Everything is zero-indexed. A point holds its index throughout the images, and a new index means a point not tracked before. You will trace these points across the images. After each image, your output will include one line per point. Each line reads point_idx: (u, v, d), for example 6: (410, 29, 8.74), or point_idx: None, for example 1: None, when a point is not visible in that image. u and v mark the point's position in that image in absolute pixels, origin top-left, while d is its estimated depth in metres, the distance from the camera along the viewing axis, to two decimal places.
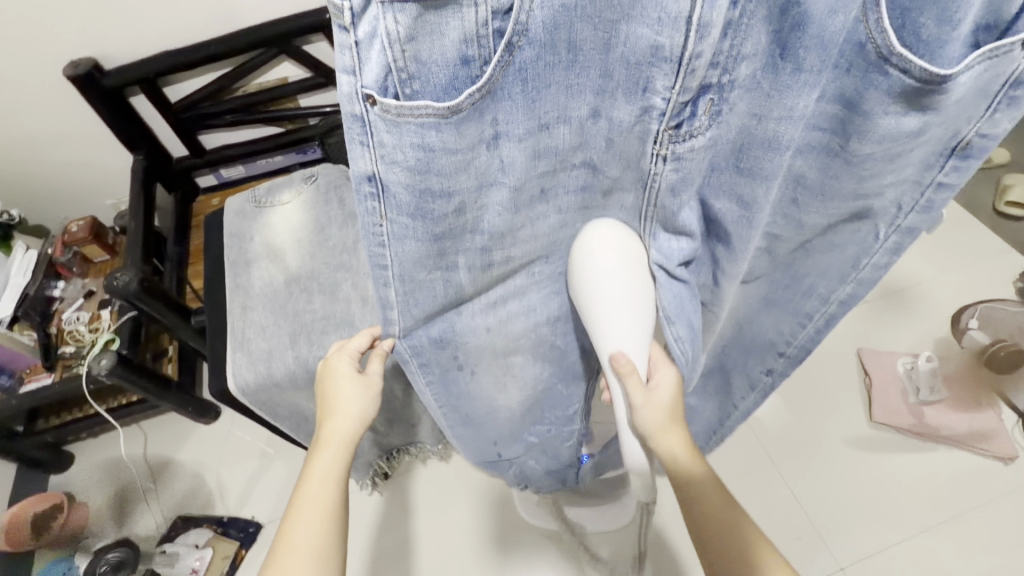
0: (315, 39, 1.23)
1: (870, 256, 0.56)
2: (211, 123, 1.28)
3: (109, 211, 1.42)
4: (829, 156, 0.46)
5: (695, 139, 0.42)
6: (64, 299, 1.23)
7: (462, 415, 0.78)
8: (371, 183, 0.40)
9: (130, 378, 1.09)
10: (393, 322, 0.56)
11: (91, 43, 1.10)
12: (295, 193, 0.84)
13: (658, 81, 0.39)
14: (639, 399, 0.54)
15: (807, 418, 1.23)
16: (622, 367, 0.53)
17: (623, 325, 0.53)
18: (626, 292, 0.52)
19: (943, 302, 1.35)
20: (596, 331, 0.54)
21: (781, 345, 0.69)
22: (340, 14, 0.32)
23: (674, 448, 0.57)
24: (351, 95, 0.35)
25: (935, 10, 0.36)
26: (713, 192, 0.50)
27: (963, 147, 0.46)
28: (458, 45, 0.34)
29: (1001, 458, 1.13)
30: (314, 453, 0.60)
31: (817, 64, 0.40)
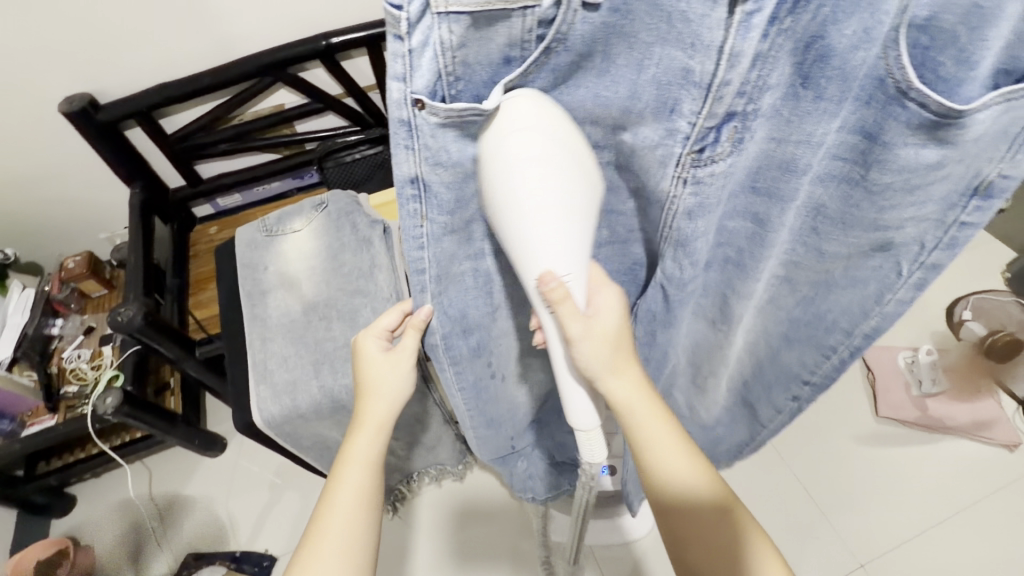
0: (310, 66, 1.24)
1: (893, 291, 0.53)
2: (206, 153, 1.28)
3: (104, 245, 1.40)
4: (849, 184, 0.47)
5: (716, 164, 0.45)
6: (63, 337, 1.21)
7: (486, 430, 0.78)
8: (414, 185, 0.42)
9: (136, 415, 1.07)
10: (434, 331, 0.57)
11: (86, 78, 1.09)
12: (305, 221, 0.84)
13: (686, 105, 0.42)
14: (577, 332, 0.49)
15: (815, 415, 1.25)
16: (552, 293, 0.45)
17: (551, 243, 0.43)
18: (551, 194, 0.41)
19: (937, 296, 1.38)
20: (516, 248, 0.44)
21: (806, 375, 0.67)
22: (396, 25, 0.34)
23: (626, 386, 0.53)
24: (400, 102, 0.37)
25: (953, 51, 0.36)
26: (731, 214, 0.53)
27: (985, 186, 0.43)
28: (504, 48, 0.36)
29: (1005, 446, 1.16)
30: (350, 435, 0.60)
31: (838, 95, 0.40)
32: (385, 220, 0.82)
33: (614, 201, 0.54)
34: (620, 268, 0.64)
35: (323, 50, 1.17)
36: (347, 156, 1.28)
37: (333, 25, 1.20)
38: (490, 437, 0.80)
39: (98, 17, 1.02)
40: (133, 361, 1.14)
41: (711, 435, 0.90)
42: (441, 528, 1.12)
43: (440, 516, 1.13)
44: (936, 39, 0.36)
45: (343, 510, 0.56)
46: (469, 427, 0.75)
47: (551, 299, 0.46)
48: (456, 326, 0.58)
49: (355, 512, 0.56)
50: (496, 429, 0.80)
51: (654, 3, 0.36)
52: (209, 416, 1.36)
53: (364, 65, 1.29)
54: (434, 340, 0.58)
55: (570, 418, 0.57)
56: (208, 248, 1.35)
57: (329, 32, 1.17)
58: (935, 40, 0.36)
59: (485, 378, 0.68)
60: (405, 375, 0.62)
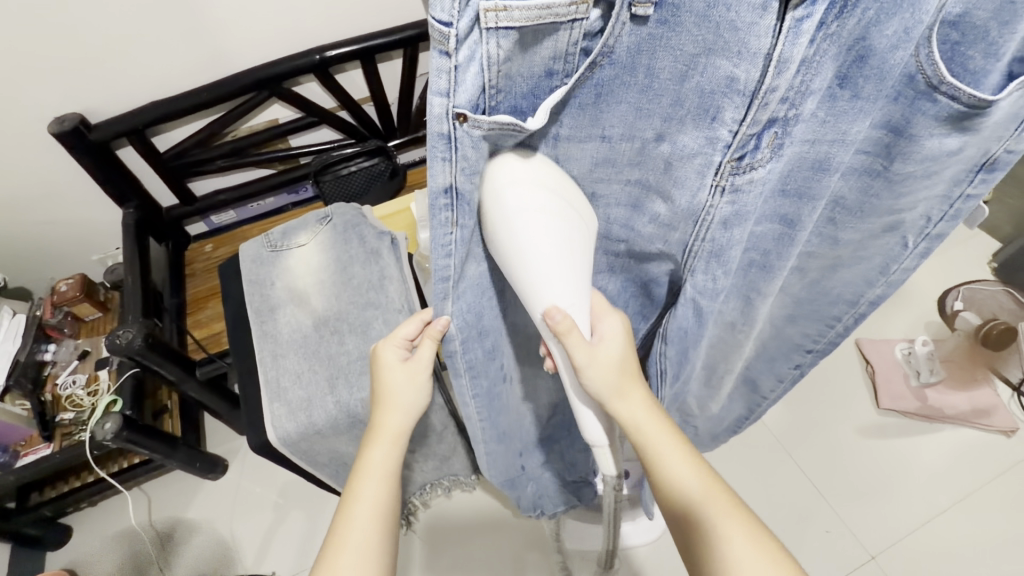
0: (304, 80, 1.24)
1: (899, 263, 0.57)
2: (202, 170, 1.26)
3: (96, 267, 1.37)
4: (870, 176, 0.49)
5: (755, 171, 0.45)
6: (56, 363, 1.18)
7: (495, 445, 0.76)
8: (448, 196, 0.41)
9: (136, 440, 1.03)
10: (453, 339, 0.56)
11: (77, 98, 1.07)
12: (310, 234, 0.83)
13: (728, 113, 0.42)
14: (582, 361, 0.51)
15: (818, 410, 1.26)
16: (559, 326, 0.47)
17: (561, 279, 0.46)
18: (554, 236, 0.45)
19: (928, 287, 1.42)
20: (523, 288, 0.47)
21: (809, 344, 0.70)
22: (443, 40, 0.33)
23: (632, 405, 0.55)
24: (441, 116, 0.36)
25: (983, 45, 0.39)
26: (760, 219, 0.52)
27: (991, 163, 0.47)
28: (547, 61, 0.37)
29: (1004, 431, 1.19)
30: (364, 448, 0.59)
31: (873, 94, 0.42)
32: (392, 231, 0.82)
33: (634, 221, 0.54)
34: (632, 283, 0.65)
35: (318, 64, 1.16)
36: (343, 169, 1.27)
37: (326, 39, 1.21)
38: (500, 452, 0.78)
39: (90, 35, 1.00)
40: (131, 387, 1.10)
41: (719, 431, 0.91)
42: (457, 544, 1.11)
43: (456, 529, 1.12)
44: (966, 35, 0.39)
45: (361, 520, 0.54)
46: (479, 441, 0.73)
47: (559, 333, 0.48)
48: (471, 333, 0.57)
49: (369, 528, 0.54)
50: (506, 445, 0.79)
51: (704, 15, 0.37)
52: (209, 437, 1.33)
53: (358, 78, 1.29)
54: (451, 348, 0.57)
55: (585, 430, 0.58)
56: (206, 267, 1.33)
57: (323, 46, 1.17)
58: (965, 35, 0.39)
59: (497, 388, 0.67)
60: (422, 388, 0.61)
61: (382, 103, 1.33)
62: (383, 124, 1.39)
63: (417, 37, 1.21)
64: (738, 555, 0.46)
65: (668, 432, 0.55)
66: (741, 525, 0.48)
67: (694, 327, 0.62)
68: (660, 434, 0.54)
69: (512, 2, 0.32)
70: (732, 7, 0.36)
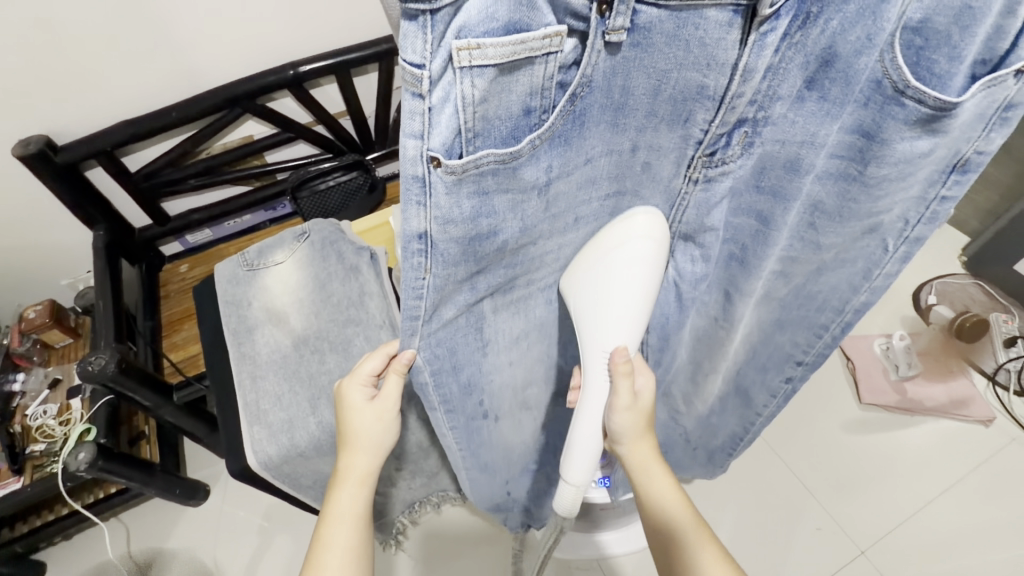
0: (278, 95, 1.22)
1: (880, 267, 0.57)
2: (175, 189, 1.24)
3: (66, 291, 1.33)
4: (847, 180, 0.49)
5: (727, 165, 0.47)
6: (26, 393, 1.14)
7: (480, 463, 0.75)
8: (421, 241, 0.40)
9: (113, 470, 1.00)
10: (421, 369, 0.54)
11: (43, 119, 1.04)
12: (288, 252, 0.82)
13: (699, 115, 0.43)
14: (622, 402, 0.56)
15: (801, 406, 1.27)
16: (620, 365, 0.54)
17: (629, 323, 0.53)
18: (638, 292, 0.51)
19: (902, 282, 1.45)
20: (591, 326, 0.54)
21: (799, 355, 0.70)
22: (416, 82, 0.32)
23: (642, 452, 0.60)
24: (415, 159, 0.35)
25: (945, 48, 0.39)
26: (736, 211, 0.54)
27: (962, 163, 0.48)
28: (524, 98, 0.36)
29: (981, 421, 1.22)
30: (331, 491, 0.58)
31: (840, 96, 0.43)
32: (371, 245, 0.80)
33: None
34: None
35: (292, 80, 1.16)
36: (320, 184, 1.26)
37: (299, 55, 1.20)
38: (483, 478, 0.79)
39: (54, 55, 0.98)
40: (106, 413, 1.07)
41: (700, 431, 0.91)
42: (450, 552, 1.10)
43: (448, 538, 1.11)
44: (930, 39, 0.39)
45: (335, 566, 0.54)
46: (464, 458, 0.72)
47: (617, 370, 0.54)
48: (444, 364, 0.55)
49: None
50: (489, 471, 0.79)
51: (674, 34, 0.37)
52: (189, 462, 1.30)
53: (333, 92, 1.28)
54: (421, 379, 0.55)
55: (564, 469, 0.60)
56: (181, 288, 1.30)
57: (297, 62, 1.17)
58: (928, 38, 0.39)
59: (481, 410, 0.66)
60: (390, 426, 0.60)
61: (358, 116, 1.32)
62: (360, 138, 1.38)
63: (391, 51, 1.21)
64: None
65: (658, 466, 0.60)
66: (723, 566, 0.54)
67: (675, 313, 0.67)
68: (660, 478, 0.60)
69: (486, 40, 0.31)
70: (701, 25, 0.37)
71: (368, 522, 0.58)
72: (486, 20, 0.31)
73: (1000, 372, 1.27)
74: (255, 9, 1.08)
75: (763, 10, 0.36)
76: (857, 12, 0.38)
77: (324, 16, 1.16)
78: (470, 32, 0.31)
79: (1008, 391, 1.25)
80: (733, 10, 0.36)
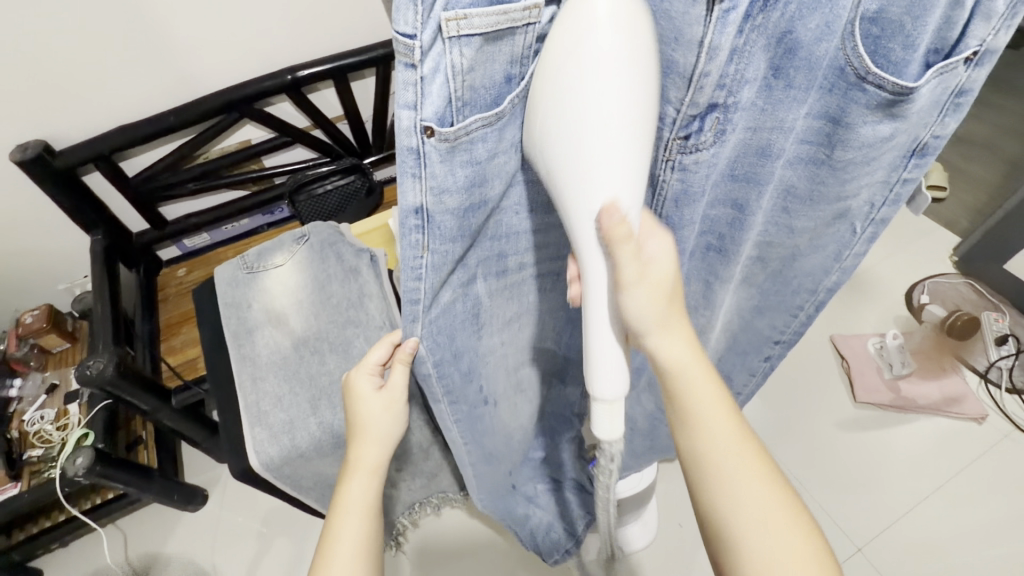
0: (276, 100, 1.23)
1: (850, 249, 0.61)
2: (173, 194, 1.24)
3: (63, 297, 1.33)
4: (816, 165, 0.51)
5: (700, 153, 0.45)
6: (22, 400, 1.14)
7: (484, 453, 0.76)
8: (418, 216, 0.39)
9: (110, 475, 0.99)
10: (424, 359, 0.54)
11: (38, 125, 1.04)
12: (287, 255, 0.82)
13: (671, 92, 0.41)
14: (631, 277, 0.39)
15: (797, 406, 1.28)
16: (613, 230, 0.37)
17: (625, 167, 0.36)
18: (623, 108, 0.34)
19: (893, 282, 1.47)
20: (571, 177, 0.37)
21: (776, 335, 0.74)
22: (408, 53, 0.31)
23: (680, 351, 0.45)
24: (409, 129, 0.34)
25: (901, 38, 0.40)
26: (714, 203, 0.54)
27: (920, 148, 0.50)
28: (505, 66, 0.35)
29: (974, 419, 1.23)
30: (340, 483, 0.58)
31: (805, 83, 0.44)
32: (370, 248, 0.81)
33: None
34: None
35: (290, 84, 1.17)
36: (319, 188, 1.28)
37: (296, 59, 1.21)
38: (487, 471, 0.79)
39: (52, 61, 0.99)
40: (104, 417, 1.08)
41: None
42: (456, 551, 1.10)
43: (452, 538, 1.12)
44: (885, 29, 0.40)
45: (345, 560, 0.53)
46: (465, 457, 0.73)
47: (612, 240, 0.37)
48: (445, 355, 0.55)
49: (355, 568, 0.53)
50: (492, 457, 0.79)
51: None
52: (186, 467, 1.29)
53: (330, 97, 1.29)
54: (424, 370, 0.55)
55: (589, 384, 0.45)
56: (179, 292, 1.31)
57: (294, 66, 1.18)
58: (884, 30, 0.40)
59: (479, 405, 0.67)
60: (398, 416, 0.61)
61: (353, 118, 1.33)
62: (357, 142, 1.39)
63: (388, 56, 1.22)
64: (757, 517, 0.44)
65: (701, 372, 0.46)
66: (764, 486, 0.45)
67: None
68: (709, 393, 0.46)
69: (472, 9, 0.31)
70: None
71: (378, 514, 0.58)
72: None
73: (992, 370, 1.29)
74: (250, 14, 1.09)
75: None
76: None
77: (319, 22, 1.17)
78: (457, 3, 0.31)
79: (1000, 388, 1.27)
80: None
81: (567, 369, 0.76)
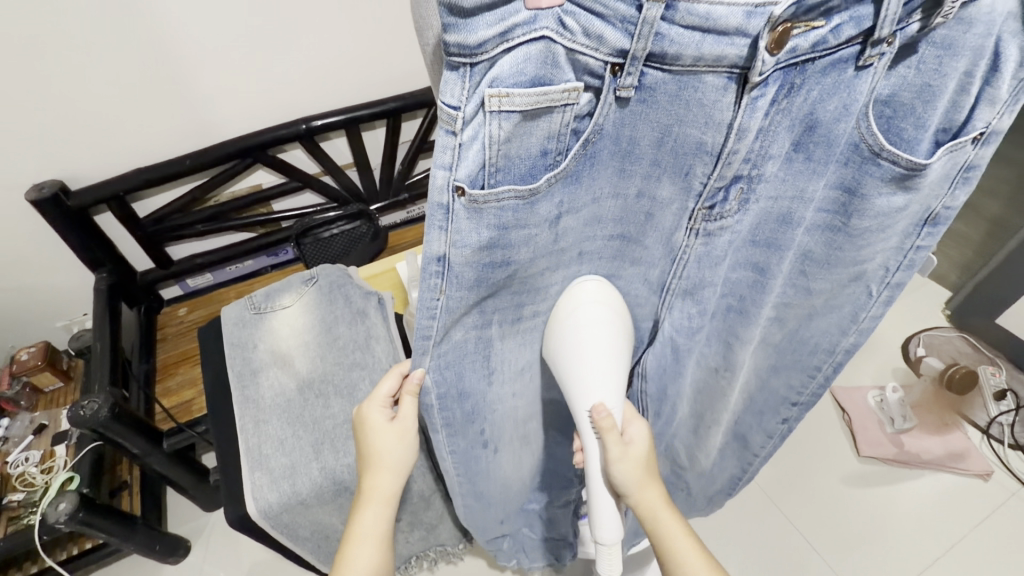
0: (290, 147, 1.28)
1: (867, 310, 0.62)
2: (181, 235, 1.26)
3: (60, 333, 1.32)
4: (832, 232, 0.53)
5: (725, 220, 0.48)
6: (9, 439, 1.11)
7: (476, 490, 0.73)
8: (440, 264, 0.41)
9: (93, 523, 0.95)
10: (429, 391, 0.54)
11: (59, 165, 1.08)
12: (295, 296, 0.84)
13: (698, 169, 0.44)
14: (615, 454, 0.52)
15: (800, 460, 1.26)
16: (602, 421, 0.51)
17: (604, 376, 0.51)
18: (608, 349, 0.51)
19: (890, 333, 1.48)
20: (576, 382, 0.51)
21: (793, 397, 0.73)
22: (450, 121, 0.34)
23: (651, 497, 0.55)
24: (442, 187, 0.36)
25: (912, 118, 0.44)
26: (736, 265, 0.56)
27: (933, 217, 0.53)
28: (542, 141, 0.37)
29: (979, 475, 1.21)
30: (355, 511, 0.60)
31: (824, 157, 0.46)
32: (379, 290, 0.83)
33: (618, 271, 0.53)
34: None
35: (304, 132, 1.21)
36: (325, 232, 1.30)
37: (311, 111, 1.26)
38: (479, 508, 0.77)
39: (77, 107, 1.03)
40: (91, 459, 1.04)
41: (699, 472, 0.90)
42: None
43: None
44: (897, 110, 0.44)
45: None
46: (456, 496, 0.72)
47: (602, 428, 0.51)
48: (450, 389, 0.55)
49: None
50: (486, 500, 0.76)
51: (676, 95, 0.38)
52: (170, 517, 1.24)
53: (342, 145, 1.34)
54: (427, 401, 0.55)
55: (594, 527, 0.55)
56: (179, 332, 1.30)
57: (309, 116, 1.23)
58: (896, 111, 0.44)
59: (476, 447, 0.65)
60: (410, 446, 0.61)
61: (364, 167, 1.37)
62: (365, 187, 1.42)
63: (398, 109, 1.28)
64: None
65: (670, 512, 0.56)
66: None
67: (671, 363, 0.65)
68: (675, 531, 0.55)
69: (515, 89, 0.33)
70: (700, 88, 0.38)
71: (388, 551, 0.59)
72: (516, 74, 0.32)
73: (993, 425, 1.29)
74: (270, 69, 1.15)
75: (754, 77, 0.36)
76: (835, 85, 0.41)
77: (335, 76, 1.23)
78: (502, 82, 0.32)
79: (1002, 444, 1.26)
80: (727, 76, 0.37)
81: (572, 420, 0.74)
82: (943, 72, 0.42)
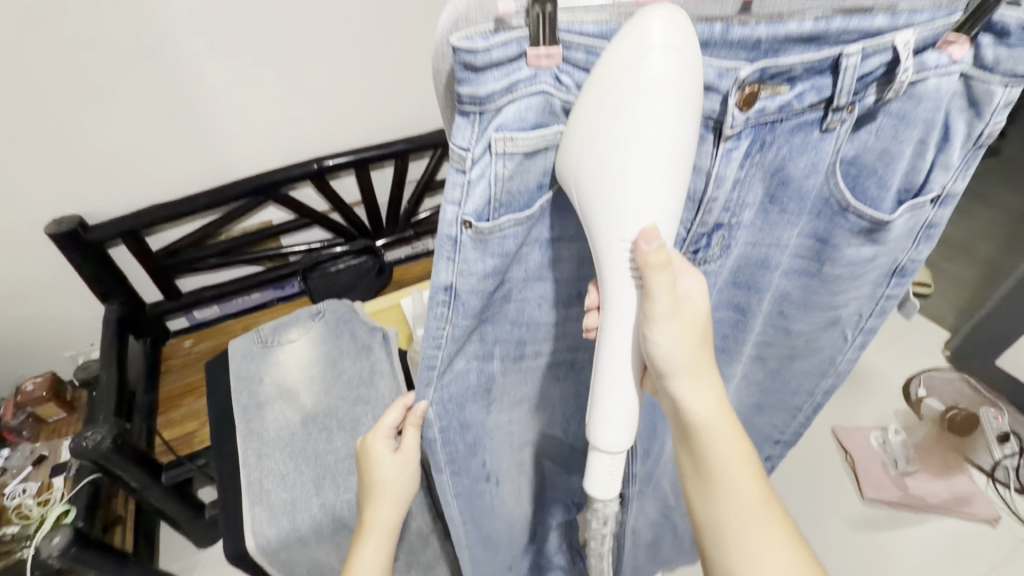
0: (301, 186, 1.33)
1: (843, 354, 0.65)
2: (192, 267, 1.29)
3: (65, 363, 1.33)
4: (808, 276, 0.56)
5: (707, 263, 0.50)
6: (8, 469, 1.11)
7: (482, 536, 0.73)
8: (447, 293, 0.43)
9: (86, 558, 0.94)
10: (432, 424, 0.55)
11: (80, 201, 1.14)
12: (302, 330, 0.85)
13: (680, 214, 0.45)
14: (662, 312, 0.40)
15: (804, 503, 1.24)
16: (649, 256, 0.37)
17: (664, 184, 0.36)
18: (674, 137, 0.34)
19: (890, 373, 1.48)
20: (617, 189, 0.36)
21: (776, 434, 0.79)
22: (461, 160, 0.37)
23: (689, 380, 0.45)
24: (451, 221, 0.39)
25: (875, 178, 0.47)
26: (719, 306, 0.58)
27: (901, 269, 0.56)
28: (540, 175, 0.40)
29: (986, 520, 1.19)
30: (357, 542, 0.61)
31: (797, 209, 0.49)
32: (383, 325, 0.84)
33: None
34: None
35: (316, 172, 1.27)
36: (331, 266, 1.37)
37: (324, 151, 1.32)
38: (485, 560, 0.78)
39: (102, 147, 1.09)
40: (87, 492, 1.03)
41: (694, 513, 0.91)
42: None
43: None
44: (862, 170, 0.47)
45: None
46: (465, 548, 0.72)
47: (647, 266, 0.38)
48: (452, 421, 0.56)
49: None
50: (490, 545, 0.76)
51: None
52: (162, 555, 1.21)
53: (351, 184, 1.39)
54: (430, 434, 0.56)
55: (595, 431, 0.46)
56: (184, 363, 1.31)
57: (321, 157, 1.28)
58: (861, 170, 0.47)
59: (480, 481, 0.66)
60: (412, 478, 0.61)
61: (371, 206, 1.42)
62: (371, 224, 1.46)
63: (407, 150, 1.33)
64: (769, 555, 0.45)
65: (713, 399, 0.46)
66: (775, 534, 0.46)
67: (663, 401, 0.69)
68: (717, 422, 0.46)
69: (518, 132, 0.36)
70: None
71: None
72: (519, 119, 0.36)
73: (999, 469, 1.27)
74: (286, 113, 1.22)
75: (727, 130, 0.39)
76: (802, 145, 0.43)
77: (347, 119, 1.30)
78: (507, 127, 0.36)
79: (1008, 488, 1.24)
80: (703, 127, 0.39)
81: (571, 456, 0.75)
82: (899, 139, 0.45)
